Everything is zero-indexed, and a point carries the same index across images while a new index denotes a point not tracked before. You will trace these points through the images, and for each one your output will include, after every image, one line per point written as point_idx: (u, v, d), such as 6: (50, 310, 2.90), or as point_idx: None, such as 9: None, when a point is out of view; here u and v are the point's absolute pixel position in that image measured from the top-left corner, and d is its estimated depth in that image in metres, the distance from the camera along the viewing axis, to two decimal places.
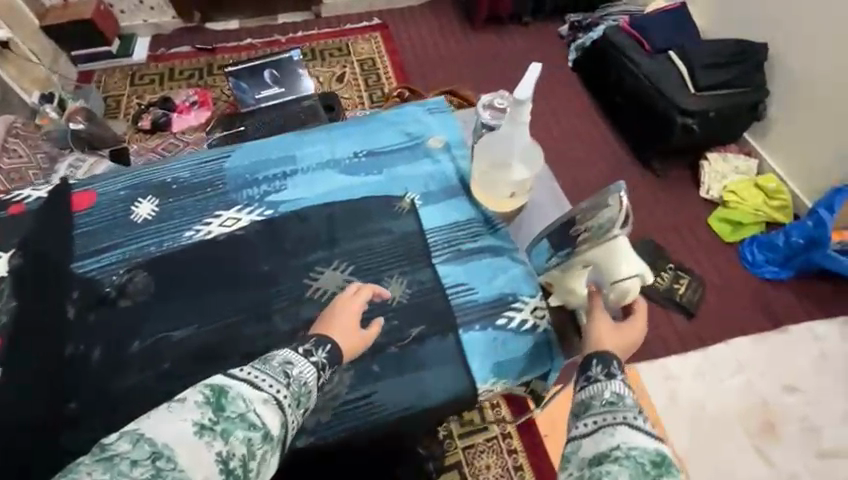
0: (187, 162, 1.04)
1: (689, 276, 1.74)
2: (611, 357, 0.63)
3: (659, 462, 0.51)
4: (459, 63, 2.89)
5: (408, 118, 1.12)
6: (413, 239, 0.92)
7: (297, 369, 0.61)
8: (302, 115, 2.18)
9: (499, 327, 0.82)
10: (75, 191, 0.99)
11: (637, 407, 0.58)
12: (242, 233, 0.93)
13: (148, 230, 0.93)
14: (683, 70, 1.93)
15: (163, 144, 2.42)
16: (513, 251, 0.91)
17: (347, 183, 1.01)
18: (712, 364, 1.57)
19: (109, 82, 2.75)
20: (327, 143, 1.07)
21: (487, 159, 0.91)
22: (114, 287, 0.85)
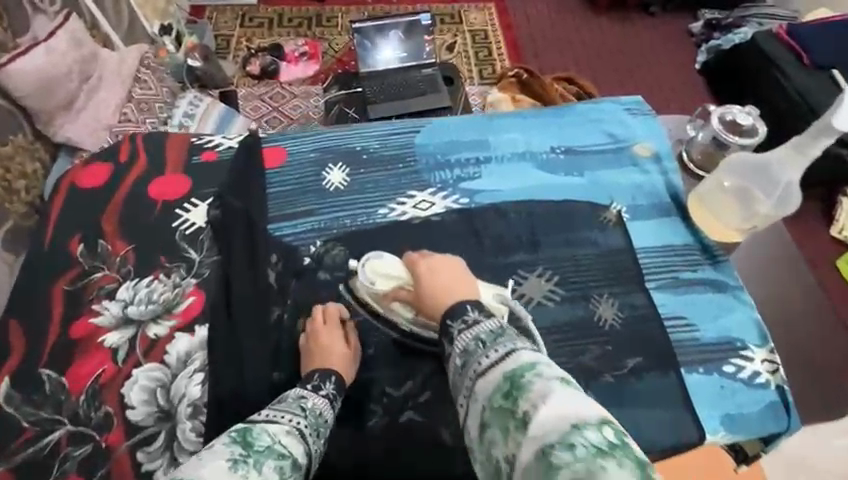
0: (375, 131, 0.99)
1: None
2: (460, 306, 0.58)
3: (509, 391, 0.47)
4: (578, 45, 2.58)
5: (609, 116, 1.02)
6: (623, 257, 0.84)
7: (311, 402, 0.61)
8: (422, 84, 2.09)
9: (726, 374, 0.74)
10: (265, 147, 0.95)
11: (480, 343, 0.53)
12: (438, 219, 0.88)
13: (341, 200, 0.89)
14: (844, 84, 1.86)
15: (271, 92, 2.39)
16: (738, 289, 0.82)
17: (545, 181, 0.93)
18: None
19: (220, 20, 2.74)
20: (521, 132, 0.99)
21: (736, 177, 0.85)
22: (313, 258, 0.83)
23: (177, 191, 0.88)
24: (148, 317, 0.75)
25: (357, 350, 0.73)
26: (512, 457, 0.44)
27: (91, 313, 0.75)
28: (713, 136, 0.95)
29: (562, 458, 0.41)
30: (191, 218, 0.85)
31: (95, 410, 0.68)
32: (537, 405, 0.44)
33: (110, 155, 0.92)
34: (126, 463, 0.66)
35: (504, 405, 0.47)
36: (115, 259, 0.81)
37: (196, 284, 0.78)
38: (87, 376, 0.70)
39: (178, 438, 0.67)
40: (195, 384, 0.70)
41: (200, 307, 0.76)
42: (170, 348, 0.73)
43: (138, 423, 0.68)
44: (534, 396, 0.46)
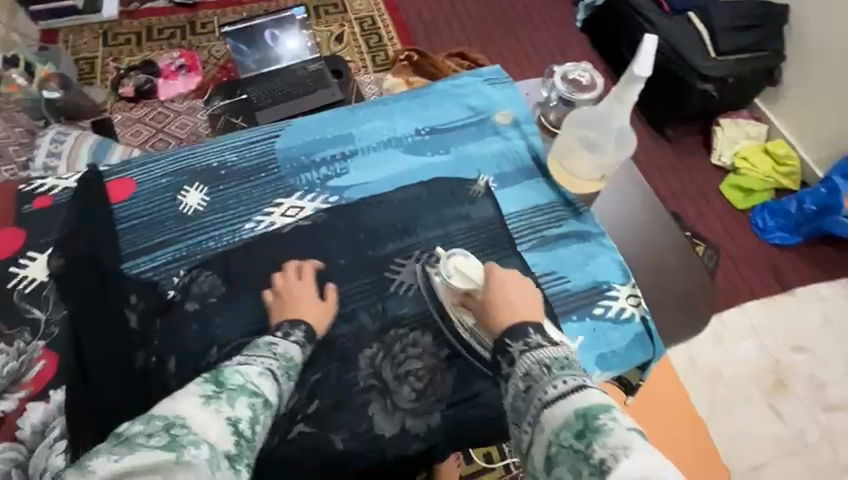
0: (230, 148, 1.24)
1: (704, 244, 2.05)
2: (523, 332, 0.85)
3: (581, 433, 0.70)
4: (464, 20, 2.77)
5: (470, 91, 1.28)
6: (496, 224, 1.12)
7: (283, 347, 0.91)
8: (310, 81, 2.03)
9: (597, 317, 1.04)
10: (110, 181, 1.19)
11: (546, 370, 0.79)
12: (309, 221, 1.14)
13: (198, 221, 1.14)
14: (706, 35, 2.21)
15: (151, 114, 2.21)
16: (600, 236, 1.13)
17: (418, 164, 1.21)
18: (726, 329, 1.93)
19: (78, 42, 2.49)
20: (386, 121, 1.26)
21: (580, 129, 1.10)
22: (176, 292, 1.06)
23: (10, 249, 1.09)
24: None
25: (328, 304, 1.04)
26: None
27: None
28: (560, 97, 1.24)
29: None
30: (31, 275, 1.06)
31: None
32: (613, 457, 0.65)
33: None
34: None
35: (574, 443, 0.69)
36: None
37: (44, 349, 1.00)
38: None
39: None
40: (58, 447, 0.91)
41: (50, 369, 0.98)
42: (24, 419, 0.93)
43: None
44: (608, 442, 0.67)
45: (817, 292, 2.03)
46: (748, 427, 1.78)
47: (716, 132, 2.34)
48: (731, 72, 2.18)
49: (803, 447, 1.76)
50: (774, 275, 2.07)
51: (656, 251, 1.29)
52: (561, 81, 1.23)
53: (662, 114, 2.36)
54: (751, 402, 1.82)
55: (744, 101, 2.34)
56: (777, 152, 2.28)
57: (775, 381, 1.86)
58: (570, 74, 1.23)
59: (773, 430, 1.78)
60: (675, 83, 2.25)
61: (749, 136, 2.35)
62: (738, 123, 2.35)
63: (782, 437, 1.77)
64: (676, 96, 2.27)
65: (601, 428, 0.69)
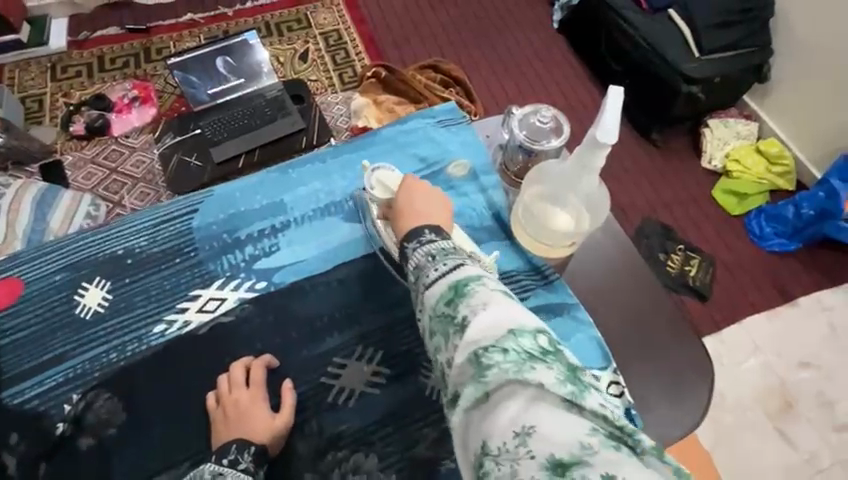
0: (137, 231, 1.18)
1: (699, 256, 1.99)
2: (419, 233, 0.91)
3: (453, 302, 0.77)
4: (434, 29, 2.64)
5: (421, 141, 1.25)
6: None
7: (229, 479, 0.88)
8: (268, 110, 1.89)
9: None
10: (2, 282, 1.12)
11: (432, 260, 0.85)
12: (232, 316, 1.08)
13: (99, 323, 1.08)
14: (688, 34, 2.08)
15: (103, 152, 2.08)
16: (575, 308, 1.11)
17: (357, 232, 1.18)
18: (727, 349, 1.82)
19: (24, 78, 2.34)
20: (325, 185, 1.22)
21: (545, 190, 1.06)
22: (68, 420, 0.99)
23: None
24: None
25: (285, 419, 0.98)
26: (453, 355, 0.72)
27: None
28: (519, 142, 1.14)
29: (489, 356, 0.66)
30: None
31: None
32: (472, 312, 0.73)
33: None
34: None
35: (449, 312, 0.77)
36: None
37: None
38: None
39: None
40: None
41: None
42: None
43: None
44: (472, 305, 0.74)
45: (820, 301, 1.92)
46: (758, 456, 1.65)
47: (705, 134, 2.22)
48: (717, 71, 2.05)
49: (816, 475, 1.63)
50: (774, 285, 1.95)
51: (648, 328, 1.16)
52: (520, 126, 1.13)
53: (647, 118, 2.23)
54: (758, 428, 1.69)
55: (733, 99, 2.21)
56: (770, 151, 2.16)
57: (782, 403, 1.74)
58: (534, 120, 1.13)
59: (783, 458, 1.65)
60: (658, 86, 2.13)
61: (740, 135, 2.22)
62: (728, 123, 2.22)
63: (794, 465, 1.65)
64: (661, 98, 2.15)
65: (467, 294, 0.76)
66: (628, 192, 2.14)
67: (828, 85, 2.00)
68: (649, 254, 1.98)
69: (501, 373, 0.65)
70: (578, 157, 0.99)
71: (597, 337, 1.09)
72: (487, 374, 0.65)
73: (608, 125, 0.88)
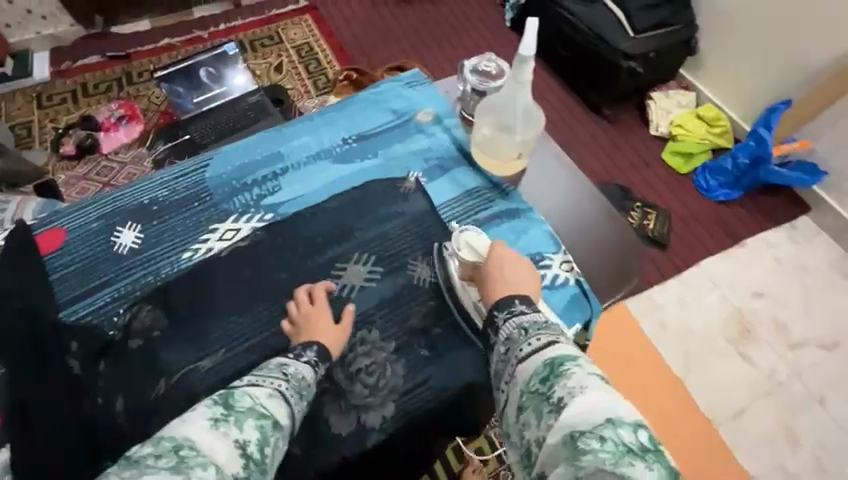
0: (160, 185, 1.29)
1: (656, 211, 2.20)
2: (509, 302, 0.97)
3: (547, 380, 0.82)
4: (398, 35, 2.87)
5: (391, 97, 1.42)
6: (430, 214, 1.23)
7: (293, 368, 0.90)
8: (251, 112, 2.05)
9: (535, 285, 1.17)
10: (41, 234, 1.20)
11: (524, 333, 0.91)
12: (247, 242, 1.16)
13: (136, 258, 1.18)
14: (622, 17, 2.33)
15: (96, 168, 2.24)
16: (529, 212, 1.27)
17: (347, 171, 1.31)
18: (688, 288, 2.02)
19: (12, 108, 2.45)
20: (314, 137, 1.36)
21: (493, 116, 1.23)
22: (118, 331, 1.07)
23: None
24: None
25: (344, 328, 1.05)
26: (547, 435, 0.76)
27: None
28: (473, 87, 1.37)
29: (587, 442, 0.70)
30: None
31: None
32: (569, 395, 0.77)
33: None
34: None
35: (542, 389, 0.81)
36: None
37: None
38: None
39: None
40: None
41: None
42: None
43: None
44: (567, 386, 0.79)
45: (766, 240, 2.14)
46: (725, 378, 1.84)
47: (650, 105, 2.47)
48: (651, 47, 2.30)
49: (777, 389, 1.82)
50: (724, 230, 2.17)
51: (593, 227, 1.40)
52: (471, 72, 1.35)
53: (597, 96, 2.48)
54: (722, 354, 1.88)
55: (670, 73, 2.47)
56: (707, 115, 2.41)
57: (742, 330, 1.93)
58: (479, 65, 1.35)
59: (747, 377, 1.84)
60: (601, 66, 2.38)
61: (681, 104, 2.48)
62: (668, 94, 2.48)
63: (757, 382, 1.83)
64: (606, 77, 2.39)
65: (561, 376, 0.81)
66: (587, 162, 2.36)
67: (747, 52, 2.27)
68: None
69: (596, 461, 0.67)
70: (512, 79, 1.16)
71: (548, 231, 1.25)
72: (583, 457, 0.68)
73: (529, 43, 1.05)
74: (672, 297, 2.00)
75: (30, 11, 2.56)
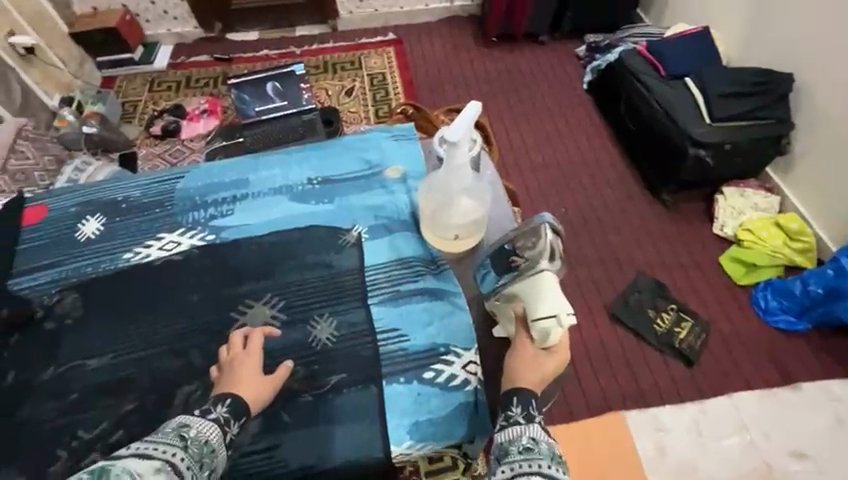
0: (136, 186, 1.35)
1: (692, 320, 1.93)
2: (528, 402, 0.90)
3: None
4: (469, 79, 2.93)
5: (370, 147, 1.37)
6: (354, 274, 1.15)
7: (195, 430, 0.82)
8: (301, 129, 2.20)
9: (425, 380, 1.04)
10: (30, 206, 1.33)
11: (550, 454, 0.81)
12: (182, 256, 1.19)
13: (89, 246, 1.24)
14: (701, 101, 2.13)
15: (170, 150, 2.51)
16: (453, 296, 1.13)
17: (299, 211, 1.26)
18: (709, 420, 1.72)
19: (129, 87, 2.90)
20: (282, 171, 1.34)
21: (434, 197, 1.11)
22: (44, 308, 1.14)
23: None
24: None
25: (278, 381, 0.99)
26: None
27: None
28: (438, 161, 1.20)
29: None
30: None
31: None
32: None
33: None
34: None
35: None
36: None
37: None
38: None
39: None
40: None
41: None
42: None
43: None
44: None
45: (828, 390, 1.76)
46: None
47: (718, 201, 2.20)
48: (728, 138, 2.06)
49: None
50: (774, 364, 1.83)
51: None
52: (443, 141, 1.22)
53: (657, 178, 2.28)
54: None
55: (751, 169, 2.19)
56: (790, 226, 2.07)
57: None
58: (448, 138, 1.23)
59: None
60: (665, 148, 2.19)
61: (758, 207, 2.17)
62: (744, 193, 2.19)
63: None
64: (673, 158, 2.16)
65: None
66: (627, 247, 2.15)
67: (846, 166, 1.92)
68: (637, 308, 1.95)
69: None
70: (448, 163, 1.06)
71: (466, 322, 1.10)
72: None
73: (456, 127, 0.99)
74: (685, 424, 1.71)
75: (166, 11, 3.03)
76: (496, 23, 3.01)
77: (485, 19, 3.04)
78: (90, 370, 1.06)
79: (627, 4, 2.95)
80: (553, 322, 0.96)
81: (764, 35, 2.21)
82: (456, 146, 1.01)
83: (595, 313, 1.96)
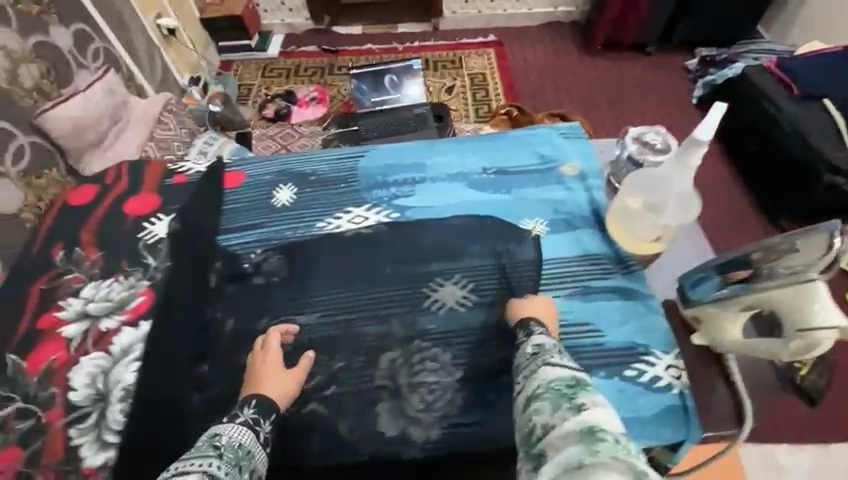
0: (322, 160, 1.35)
1: (815, 358, 1.77)
2: (529, 326, 0.90)
3: (575, 386, 0.73)
4: (571, 86, 2.89)
5: (543, 142, 1.35)
6: (535, 263, 1.11)
7: (226, 437, 0.77)
8: (413, 122, 2.25)
9: (627, 377, 0.98)
10: (228, 171, 1.32)
11: (556, 348, 0.83)
12: (370, 230, 1.16)
13: (283, 212, 1.22)
14: (841, 124, 1.99)
15: (281, 133, 2.65)
16: (647, 296, 1.07)
17: (480, 198, 1.24)
18: (832, 467, 1.60)
19: (245, 72, 3.09)
20: (458, 158, 1.33)
21: (638, 195, 1.08)
22: (250, 264, 1.13)
23: (146, 208, 1.23)
24: (102, 313, 1.06)
25: (297, 374, 0.95)
26: (559, 425, 0.68)
27: (59, 308, 1.08)
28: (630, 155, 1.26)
29: (606, 438, 0.63)
30: (154, 230, 1.19)
31: (43, 390, 0.99)
32: (594, 404, 0.69)
33: (100, 180, 1.29)
34: (60, 436, 0.94)
35: (565, 390, 0.73)
36: (86, 262, 1.15)
37: (148, 286, 1.10)
38: (46, 357, 1.02)
39: (106, 417, 0.95)
40: (130, 372, 0.99)
41: (145, 306, 1.07)
42: (116, 339, 1.03)
43: (77, 404, 0.97)
44: (592, 398, 0.71)
45: None
46: None
47: None
48: None
49: None
50: None
51: None
52: (633, 140, 1.27)
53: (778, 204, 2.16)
54: None
55: None
56: None
57: None
58: (644, 137, 1.28)
59: None
60: (793, 171, 2.08)
61: None
62: None
63: None
64: (785, 194, 2.14)
65: (591, 391, 0.72)
66: None
67: None
68: None
69: (611, 451, 0.61)
70: (673, 163, 1.02)
71: (665, 325, 1.03)
72: (599, 457, 0.61)
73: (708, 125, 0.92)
74: (805, 468, 1.61)
75: (283, 3, 3.21)
76: (604, 29, 2.93)
77: (593, 25, 2.98)
78: (300, 326, 1.04)
79: (748, 18, 2.80)
80: (829, 334, 0.80)
81: None
82: (699, 145, 0.95)
83: None
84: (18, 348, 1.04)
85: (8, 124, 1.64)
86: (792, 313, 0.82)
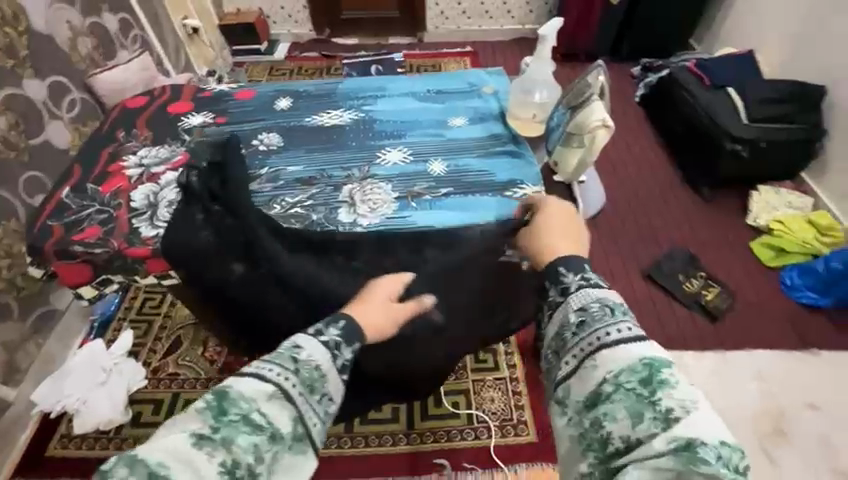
0: (310, 84, 1.78)
1: (719, 287, 2.15)
2: (556, 268, 0.86)
3: (651, 385, 0.68)
4: None
5: (472, 75, 1.78)
6: (456, 141, 1.54)
7: (306, 351, 0.79)
8: None
9: (505, 195, 1.39)
10: (241, 90, 1.75)
11: (608, 313, 0.78)
12: (343, 123, 1.61)
13: (284, 112, 1.65)
14: (740, 107, 2.43)
15: None
16: (528, 157, 1.50)
17: (424, 106, 1.67)
18: (730, 366, 1.91)
19: (254, 70, 3.58)
20: (411, 83, 1.75)
21: (519, 88, 1.59)
22: (259, 141, 1.55)
23: (184, 110, 1.66)
24: (154, 163, 1.48)
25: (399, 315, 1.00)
26: (647, 441, 0.64)
27: (123, 160, 1.50)
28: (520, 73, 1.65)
29: (706, 456, 0.59)
30: (189, 122, 1.61)
31: (115, 200, 1.39)
32: (684, 409, 0.64)
33: (150, 94, 1.73)
34: (125, 222, 1.33)
35: (640, 388, 0.69)
36: (141, 137, 1.57)
37: (185, 150, 1.52)
38: (115, 184, 1.43)
39: (155, 215, 1.35)
40: (172, 192, 1.40)
41: (184, 161, 1.49)
42: (164, 176, 1.44)
43: (136, 209, 1.36)
44: (674, 395, 0.66)
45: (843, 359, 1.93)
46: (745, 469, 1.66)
47: (753, 196, 2.45)
48: (763, 136, 2.34)
49: None
50: (795, 333, 2.02)
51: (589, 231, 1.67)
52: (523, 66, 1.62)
53: (697, 174, 2.57)
54: (746, 443, 1.72)
55: (787, 170, 2.46)
56: (821, 222, 2.24)
57: (775, 429, 1.75)
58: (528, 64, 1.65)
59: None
60: (705, 144, 2.49)
61: (792, 205, 2.39)
62: (778, 192, 2.43)
63: None
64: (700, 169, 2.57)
65: (667, 381, 0.68)
66: (665, 224, 2.42)
67: None
68: (668, 272, 2.20)
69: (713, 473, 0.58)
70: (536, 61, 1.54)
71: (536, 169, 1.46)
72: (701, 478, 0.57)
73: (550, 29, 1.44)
74: (707, 368, 1.91)
75: (290, 16, 3.75)
76: (561, 41, 3.46)
77: None
78: (289, 171, 1.47)
79: (681, 34, 3.33)
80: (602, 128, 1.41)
81: (803, 57, 2.52)
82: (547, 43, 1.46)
83: (630, 271, 2.22)
84: (97, 181, 1.44)
85: (66, 79, 2.05)
86: (585, 123, 1.43)
